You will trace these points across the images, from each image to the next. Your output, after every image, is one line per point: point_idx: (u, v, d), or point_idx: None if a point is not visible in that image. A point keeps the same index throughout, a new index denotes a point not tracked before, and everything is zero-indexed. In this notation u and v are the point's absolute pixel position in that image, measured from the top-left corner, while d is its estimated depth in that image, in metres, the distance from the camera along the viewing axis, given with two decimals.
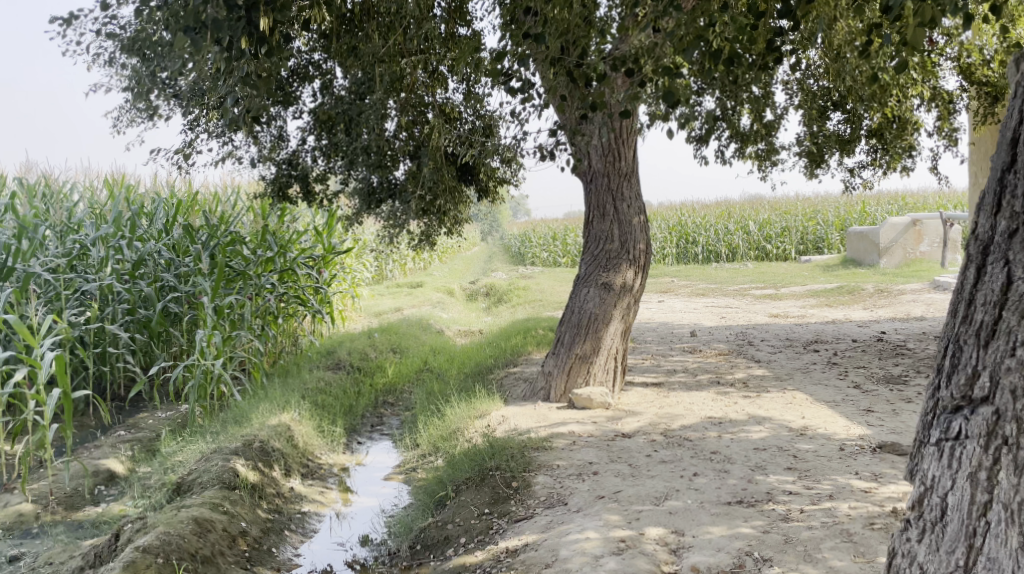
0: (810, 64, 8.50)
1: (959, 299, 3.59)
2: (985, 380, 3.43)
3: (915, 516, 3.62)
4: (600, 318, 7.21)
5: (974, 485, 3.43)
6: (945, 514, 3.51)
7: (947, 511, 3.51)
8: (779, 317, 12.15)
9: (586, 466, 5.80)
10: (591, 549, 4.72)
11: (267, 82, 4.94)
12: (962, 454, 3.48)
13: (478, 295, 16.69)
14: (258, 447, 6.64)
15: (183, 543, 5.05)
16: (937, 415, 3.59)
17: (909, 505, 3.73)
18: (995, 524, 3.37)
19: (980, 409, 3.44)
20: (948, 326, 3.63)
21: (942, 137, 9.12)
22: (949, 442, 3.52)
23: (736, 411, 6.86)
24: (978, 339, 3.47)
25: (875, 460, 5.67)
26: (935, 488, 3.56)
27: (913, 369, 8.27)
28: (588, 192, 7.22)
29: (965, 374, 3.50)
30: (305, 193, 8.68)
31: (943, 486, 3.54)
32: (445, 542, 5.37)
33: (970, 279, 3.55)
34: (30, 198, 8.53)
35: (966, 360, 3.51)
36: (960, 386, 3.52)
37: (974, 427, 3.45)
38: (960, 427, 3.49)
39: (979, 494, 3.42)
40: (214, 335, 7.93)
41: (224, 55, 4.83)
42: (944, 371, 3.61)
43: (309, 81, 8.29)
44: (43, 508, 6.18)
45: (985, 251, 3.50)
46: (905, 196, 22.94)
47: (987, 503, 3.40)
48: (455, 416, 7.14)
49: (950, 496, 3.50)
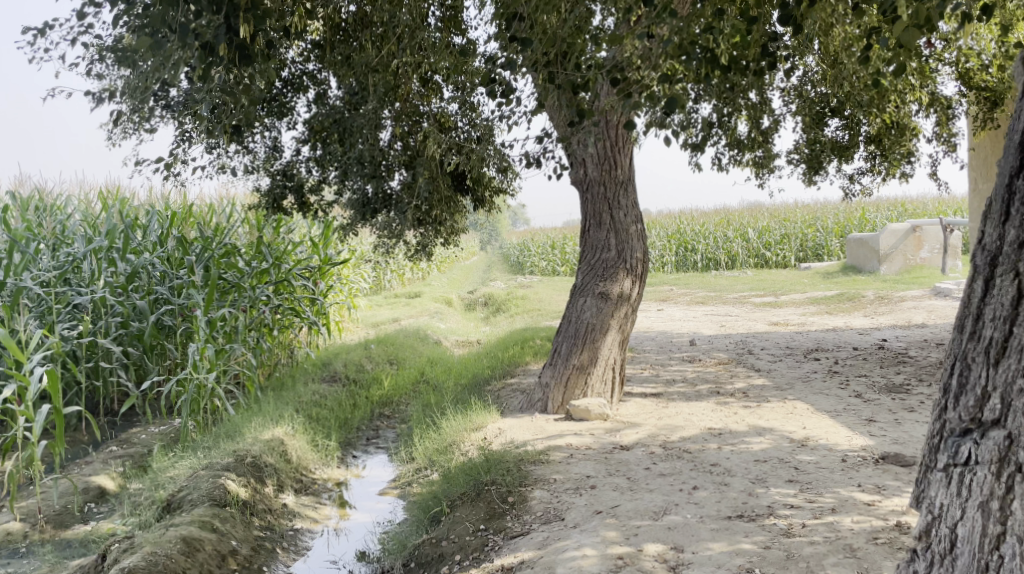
0: (807, 71, 8.41)
1: (966, 314, 3.48)
2: (995, 402, 3.35)
3: (923, 548, 3.55)
4: (597, 327, 7.12)
5: (985, 516, 3.36)
6: (955, 546, 3.44)
7: (957, 543, 3.43)
8: (779, 325, 12.05)
9: (583, 480, 5.69)
10: (587, 567, 4.61)
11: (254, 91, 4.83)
12: (972, 481, 3.39)
13: (477, 306, 16.59)
14: (250, 463, 6.54)
15: (170, 563, 4.95)
16: (945, 439, 3.50)
17: (914, 535, 3.66)
18: (1009, 558, 3.31)
19: (991, 433, 3.36)
20: (954, 341, 3.52)
21: (941, 143, 9.02)
22: (958, 468, 3.43)
23: (736, 422, 6.75)
24: (987, 357, 3.38)
25: (878, 471, 5.57)
26: (943, 518, 3.48)
27: (915, 378, 8.16)
28: (584, 202, 7.13)
29: (974, 395, 3.41)
30: (301, 205, 8.55)
31: (952, 516, 3.46)
32: (440, 559, 5.26)
33: (977, 292, 3.44)
34: (23, 211, 8.45)
35: (975, 379, 3.41)
36: (968, 408, 3.42)
37: (984, 452, 3.37)
38: (969, 452, 3.41)
39: (991, 526, 3.34)
40: (207, 348, 7.82)
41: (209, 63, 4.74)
42: (951, 391, 3.51)
43: (303, 92, 8.19)
44: (31, 526, 6.07)
45: (993, 262, 3.40)
46: (905, 202, 22.83)
47: (999, 534, 3.33)
48: (452, 428, 7.03)
49: (960, 527, 3.42)
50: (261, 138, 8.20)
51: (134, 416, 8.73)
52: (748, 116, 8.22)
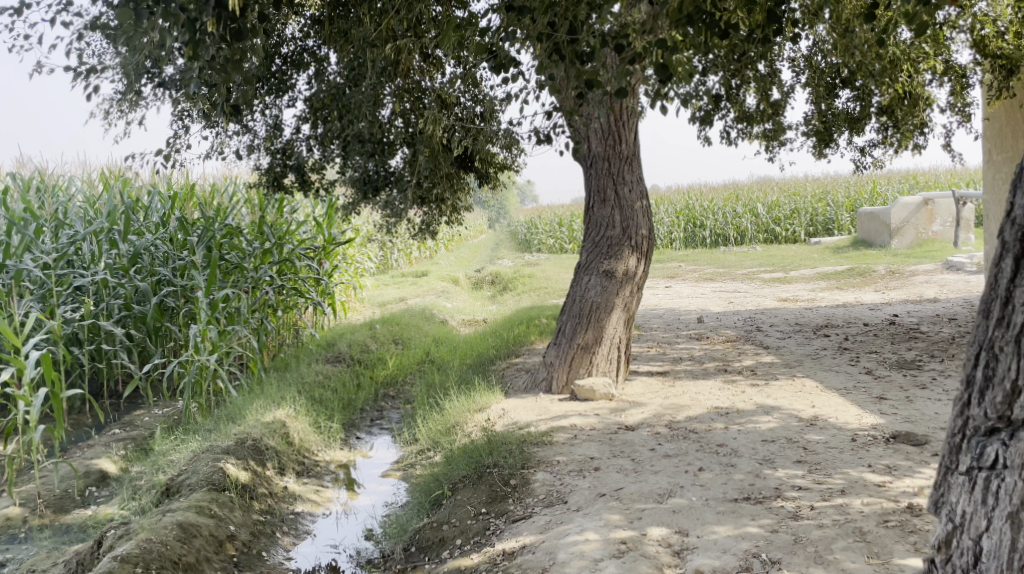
0: (817, 42, 8.21)
1: (993, 297, 3.35)
2: None
3: (942, 560, 3.43)
4: (602, 306, 6.99)
5: (1015, 528, 3.25)
6: (979, 559, 3.32)
7: (981, 556, 3.31)
8: (788, 301, 11.90)
9: (587, 462, 5.59)
10: (590, 552, 4.51)
11: (235, 68, 4.71)
12: (1000, 489, 3.29)
13: (484, 284, 16.41)
14: (250, 446, 6.46)
15: (165, 550, 4.87)
16: (968, 438, 3.40)
17: (930, 545, 3.54)
18: None
19: (1020, 434, 3.26)
20: (980, 326, 3.38)
21: (955, 113, 8.81)
22: (984, 473, 3.32)
23: (743, 401, 6.63)
24: (1019, 346, 3.24)
25: (889, 451, 5.44)
26: (966, 529, 3.37)
27: (927, 354, 8.02)
28: (589, 177, 6.99)
29: (1003, 391, 3.28)
30: (302, 183, 8.44)
31: (975, 526, 3.34)
32: (440, 544, 5.17)
33: (1007, 272, 3.31)
34: (24, 193, 8.36)
35: (1004, 372, 3.28)
36: (996, 405, 3.30)
37: (1013, 456, 3.27)
38: (996, 455, 3.31)
39: (1021, 539, 3.23)
40: (208, 329, 7.72)
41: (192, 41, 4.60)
42: (975, 385, 3.38)
43: (303, 68, 8.03)
44: (31, 512, 6.01)
45: None
46: (917, 175, 22.53)
47: None
48: (454, 409, 6.92)
49: (985, 539, 3.31)
50: (260, 115, 8.09)
51: (139, 398, 8.68)
52: (756, 88, 8.05)
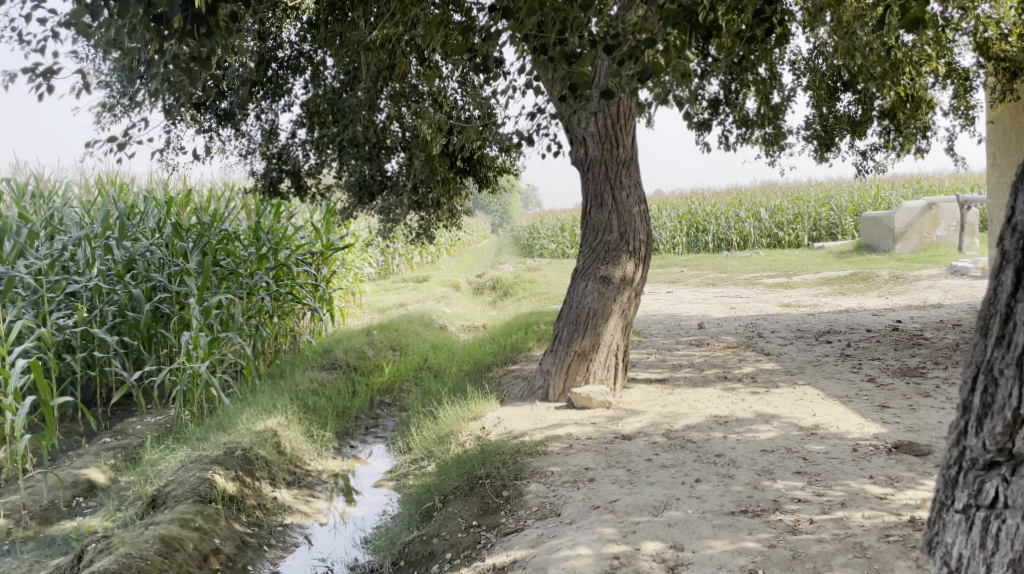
0: (816, 44, 8.09)
1: (991, 314, 3.32)
2: None
3: None
4: (599, 313, 6.86)
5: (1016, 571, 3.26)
6: None
7: None
8: (791, 306, 11.75)
9: (582, 473, 5.46)
10: (581, 568, 4.39)
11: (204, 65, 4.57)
12: (1000, 530, 3.30)
13: (484, 290, 16.26)
14: (240, 456, 6.34)
15: (145, 565, 4.78)
16: (965, 471, 3.40)
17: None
18: None
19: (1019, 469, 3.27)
20: (978, 345, 3.36)
21: (958, 116, 8.66)
22: (983, 510, 3.34)
23: (743, 409, 6.48)
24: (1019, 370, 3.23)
25: (891, 461, 5.30)
26: (964, 569, 3.38)
27: (931, 361, 7.86)
28: (586, 182, 6.86)
29: (1003, 423, 3.28)
30: (298, 188, 8.26)
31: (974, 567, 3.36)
32: (430, 558, 5.04)
33: (1007, 286, 3.28)
34: (19, 198, 8.22)
35: (1003, 400, 3.27)
36: (994, 436, 3.31)
37: (1014, 494, 3.28)
38: (996, 492, 3.31)
39: None
40: (201, 335, 7.55)
41: (158, 41, 4.46)
42: (973, 412, 3.37)
43: (300, 72, 7.91)
44: (16, 523, 5.88)
45: None
46: (921, 179, 22.34)
47: None
48: (450, 417, 6.81)
49: None
50: (256, 119, 7.98)
51: (131, 406, 8.54)
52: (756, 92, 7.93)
